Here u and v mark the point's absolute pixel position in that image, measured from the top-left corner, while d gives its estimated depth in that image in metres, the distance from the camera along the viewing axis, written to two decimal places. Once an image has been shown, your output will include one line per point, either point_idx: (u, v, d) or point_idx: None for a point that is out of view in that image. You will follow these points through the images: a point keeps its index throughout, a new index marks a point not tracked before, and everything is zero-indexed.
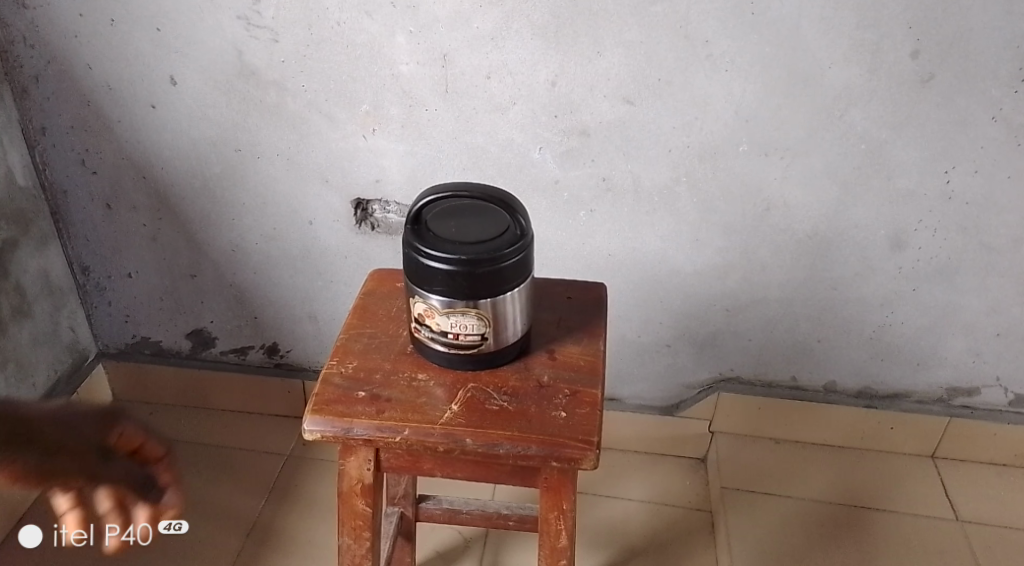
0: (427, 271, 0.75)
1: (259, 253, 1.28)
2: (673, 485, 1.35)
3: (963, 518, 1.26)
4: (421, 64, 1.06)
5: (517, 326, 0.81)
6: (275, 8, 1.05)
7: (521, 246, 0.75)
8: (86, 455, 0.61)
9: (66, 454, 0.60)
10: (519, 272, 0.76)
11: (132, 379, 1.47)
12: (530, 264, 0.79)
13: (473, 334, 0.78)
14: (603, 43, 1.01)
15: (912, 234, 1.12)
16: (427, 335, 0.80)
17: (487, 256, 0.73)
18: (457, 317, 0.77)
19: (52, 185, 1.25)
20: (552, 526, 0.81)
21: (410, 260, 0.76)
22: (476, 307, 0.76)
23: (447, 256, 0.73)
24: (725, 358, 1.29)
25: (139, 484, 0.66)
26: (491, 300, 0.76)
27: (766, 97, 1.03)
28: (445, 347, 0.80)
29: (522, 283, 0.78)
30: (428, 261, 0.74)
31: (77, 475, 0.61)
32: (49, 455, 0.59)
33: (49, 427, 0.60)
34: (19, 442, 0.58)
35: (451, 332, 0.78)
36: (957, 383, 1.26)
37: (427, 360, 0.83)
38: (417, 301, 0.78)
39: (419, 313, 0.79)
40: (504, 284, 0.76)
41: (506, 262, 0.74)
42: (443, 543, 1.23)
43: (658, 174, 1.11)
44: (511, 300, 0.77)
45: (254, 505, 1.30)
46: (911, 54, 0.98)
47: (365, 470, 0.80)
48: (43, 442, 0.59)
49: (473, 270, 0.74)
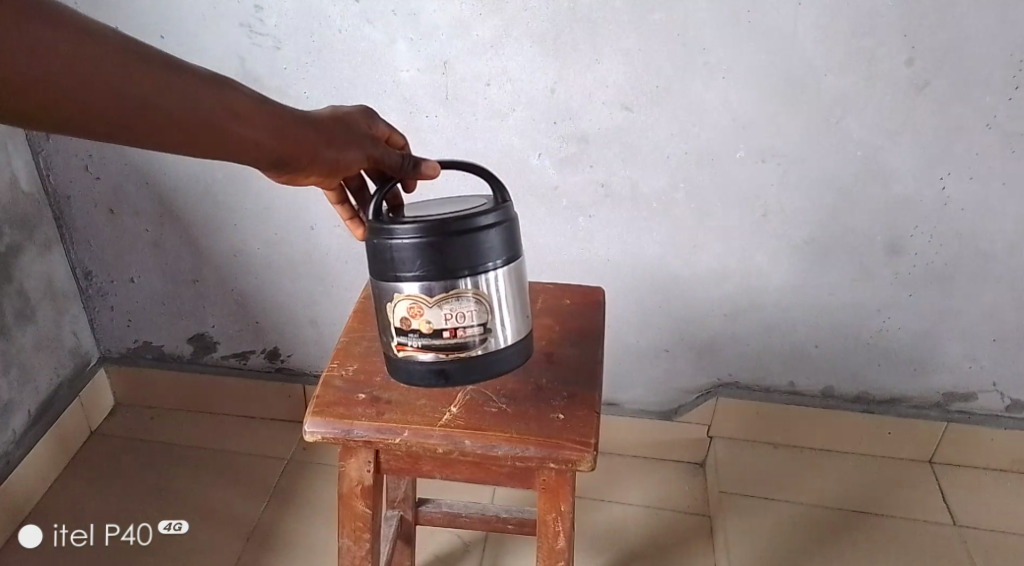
0: (399, 250, 0.70)
1: (260, 257, 1.29)
2: (671, 490, 1.35)
3: (961, 523, 1.26)
4: (421, 71, 1.08)
5: (516, 324, 0.76)
6: (278, 15, 1.06)
7: (499, 213, 0.72)
8: (365, 143, 0.76)
9: (351, 148, 0.74)
10: (502, 242, 0.72)
11: (134, 383, 1.48)
12: (516, 246, 0.75)
13: (471, 325, 0.72)
14: (601, 51, 1.03)
15: (907, 240, 1.12)
16: (416, 344, 0.73)
17: (461, 217, 0.70)
18: (451, 306, 0.71)
19: (55, 190, 1.27)
20: (550, 527, 0.82)
21: (380, 247, 0.72)
22: (475, 288, 0.72)
23: (418, 224, 0.70)
24: (723, 363, 1.30)
25: (403, 162, 0.79)
26: (471, 277, 0.71)
27: (764, 104, 1.04)
28: (439, 352, 0.73)
29: (508, 257, 0.73)
30: (397, 235, 0.70)
31: (362, 160, 0.76)
32: (340, 149, 0.73)
33: (335, 127, 0.73)
34: (325, 142, 0.71)
35: (447, 329, 0.72)
36: (954, 389, 1.26)
37: (413, 386, 0.76)
38: (402, 299, 0.72)
39: (404, 320, 0.73)
40: (483, 258, 0.71)
41: (485, 225, 0.71)
42: (443, 547, 1.24)
43: (656, 179, 1.12)
44: (506, 278, 0.74)
45: (254, 509, 1.30)
46: (906, 61, 0.99)
47: (365, 471, 0.82)
48: (338, 141, 0.73)
49: (447, 238, 0.70)
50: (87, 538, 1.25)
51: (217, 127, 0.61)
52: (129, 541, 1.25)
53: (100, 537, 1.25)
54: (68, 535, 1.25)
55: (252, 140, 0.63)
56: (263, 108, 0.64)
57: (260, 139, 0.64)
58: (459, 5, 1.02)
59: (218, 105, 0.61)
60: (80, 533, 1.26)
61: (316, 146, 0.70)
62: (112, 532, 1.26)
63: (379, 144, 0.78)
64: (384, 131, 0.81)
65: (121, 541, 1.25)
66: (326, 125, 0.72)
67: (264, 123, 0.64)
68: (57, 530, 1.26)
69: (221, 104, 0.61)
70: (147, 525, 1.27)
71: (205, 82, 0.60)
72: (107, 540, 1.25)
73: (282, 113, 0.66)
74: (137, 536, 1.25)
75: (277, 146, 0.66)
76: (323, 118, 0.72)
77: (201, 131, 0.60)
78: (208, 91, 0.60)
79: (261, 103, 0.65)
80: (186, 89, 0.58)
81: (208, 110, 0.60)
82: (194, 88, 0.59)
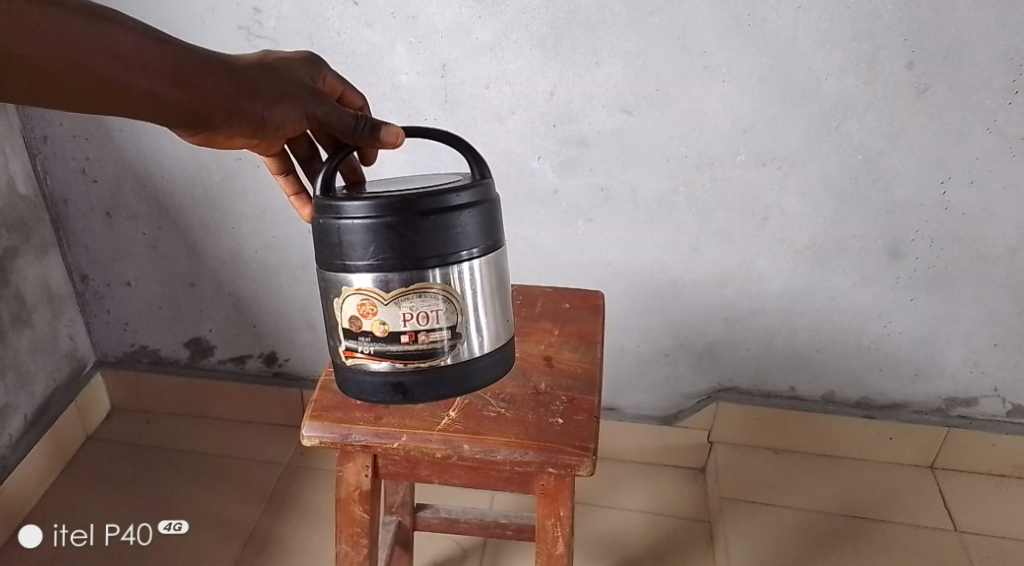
0: (362, 231, 0.68)
1: (258, 261, 1.28)
2: (671, 495, 1.34)
3: (962, 529, 1.25)
4: (420, 75, 1.07)
5: (487, 331, 0.74)
6: (276, 18, 1.06)
7: (474, 194, 0.71)
8: (304, 99, 0.76)
9: (284, 106, 0.75)
10: (476, 225, 0.71)
11: (131, 387, 1.47)
12: (494, 230, 0.74)
13: (430, 331, 0.71)
14: (601, 54, 1.03)
15: (908, 244, 1.12)
16: (367, 350, 0.72)
17: (432, 197, 0.68)
18: (411, 304, 0.70)
19: (52, 193, 1.26)
20: (549, 532, 0.81)
21: (340, 228, 0.69)
22: (443, 283, 0.70)
23: (384, 203, 0.68)
24: (724, 368, 1.29)
25: (358, 126, 0.75)
26: (439, 267, 0.70)
27: (763, 106, 1.04)
28: (394, 361, 0.71)
29: (484, 241, 0.72)
30: (361, 215, 0.68)
31: (302, 119, 0.77)
32: (266, 106, 0.74)
33: (262, 79, 0.74)
34: (246, 97, 0.72)
35: (405, 334, 0.70)
36: (954, 394, 1.26)
37: (361, 398, 0.75)
38: (355, 296, 0.70)
39: (357, 321, 0.71)
40: (455, 247, 0.70)
41: (458, 206, 0.69)
42: (442, 552, 1.23)
43: (656, 184, 1.11)
44: (482, 273, 0.73)
45: (251, 514, 1.30)
46: (906, 65, 0.99)
47: (363, 476, 0.81)
48: (265, 95, 0.74)
49: (416, 219, 0.68)
50: (87, 537, 1.25)
51: (112, 78, 0.65)
52: (129, 541, 1.24)
53: (100, 537, 1.25)
54: (68, 535, 1.25)
55: (151, 93, 0.67)
56: (168, 62, 0.67)
57: (161, 93, 0.67)
58: (458, 8, 1.02)
59: (114, 58, 0.64)
60: (80, 532, 1.25)
61: (232, 98, 0.71)
62: (112, 532, 1.25)
63: (324, 101, 0.77)
64: (332, 83, 0.83)
65: (121, 540, 1.24)
66: (251, 76, 0.73)
67: (168, 79, 0.67)
68: (57, 530, 1.26)
69: (109, 52, 0.64)
70: (147, 525, 1.27)
71: (111, 34, 0.65)
72: (107, 539, 1.25)
73: (190, 67, 0.69)
74: (137, 535, 1.25)
75: (180, 100, 0.68)
76: (250, 68, 0.74)
77: (98, 83, 0.64)
78: (109, 42, 0.64)
79: (168, 57, 0.68)
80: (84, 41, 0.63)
81: (105, 61, 0.64)
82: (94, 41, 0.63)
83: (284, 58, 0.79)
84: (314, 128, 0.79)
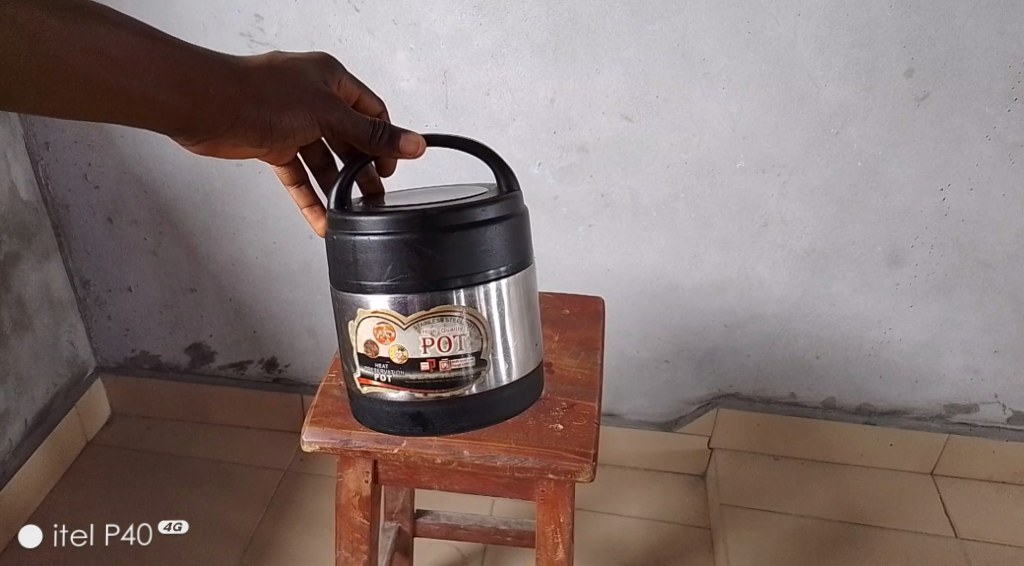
0: (386, 249, 0.68)
1: (259, 267, 1.28)
2: (672, 501, 1.34)
3: (963, 536, 1.25)
4: (421, 81, 1.07)
5: (512, 356, 0.74)
6: (278, 25, 1.06)
7: (500, 209, 0.70)
8: (314, 104, 0.76)
9: (293, 111, 0.75)
10: (502, 240, 0.70)
11: (131, 393, 1.47)
12: (522, 243, 0.73)
13: (452, 358, 0.70)
14: (601, 61, 1.03)
15: (908, 251, 1.12)
16: (384, 377, 0.72)
17: (458, 215, 0.68)
18: (431, 329, 0.69)
19: (53, 199, 1.27)
20: (549, 538, 0.81)
21: (361, 245, 0.68)
22: (469, 306, 0.70)
23: (408, 221, 0.67)
24: (724, 374, 1.29)
25: (375, 133, 0.74)
26: (465, 288, 0.69)
27: (762, 113, 1.04)
28: (413, 390, 0.71)
29: (512, 257, 0.72)
30: (384, 233, 0.67)
31: (314, 124, 0.76)
32: (274, 111, 0.74)
33: (269, 81, 0.75)
34: (251, 102, 0.73)
35: (425, 361, 0.70)
36: (955, 400, 1.26)
37: (378, 428, 0.75)
38: (371, 321, 0.70)
39: (375, 346, 0.71)
40: (482, 266, 0.70)
41: (485, 221, 0.69)
42: (441, 559, 1.23)
43: (656, 190, 1.11)
44: (513, 291, 0.73)
45: (251, 520, 1.29)
46: (905, 73, 0.99)
47: (363, 482, 0.81)
48: (272, 100, 0.74)
49: (441, 237, 0.67)
50: (87, 537, 1.25)
51: (112, 83, 0.65)
52: (129, 541, 1.25)
53: (99, 537, 1.26)
54: (68, 535, 1.26)
55: (149, 97, 0.67)
56: (166, 65, 0.68)
57: (157, 95, 0.68)
58: (459, 15, 1.03)
59: (112, 62, 0.65)
60: (80, 533, 1.26)
61: (235, 103, 0.72)
62: (111, 532, 1.26)
63: (337, 107, 0.76)
64: (345, 85, 0.83)
65: (120, 540, 1.25)
66: (257, 79, 0.74)
67: (166, 82, 0.68)
68: (57, 530, 1.27)
69: (106, 56, 0.65)
70: (147, 525, 1.28)
71: (108, 36, 0.65)
72: (107, 539, 1.25)
73: (189, 69, 0.70)
74: (136, 536, 1.26)
75: (178, 105, 0.69)
76: (257, 72, 0.74)
77: (97, 87, 0.65)
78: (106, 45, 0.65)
79: (166, 61, 0.68)
80: (81, 44, 0.63)
81: (102, 65, 0.65)
82: (91, 44, 0.64)
83: (296, 61, 0.79)
84: (329, 135, 0.78)
